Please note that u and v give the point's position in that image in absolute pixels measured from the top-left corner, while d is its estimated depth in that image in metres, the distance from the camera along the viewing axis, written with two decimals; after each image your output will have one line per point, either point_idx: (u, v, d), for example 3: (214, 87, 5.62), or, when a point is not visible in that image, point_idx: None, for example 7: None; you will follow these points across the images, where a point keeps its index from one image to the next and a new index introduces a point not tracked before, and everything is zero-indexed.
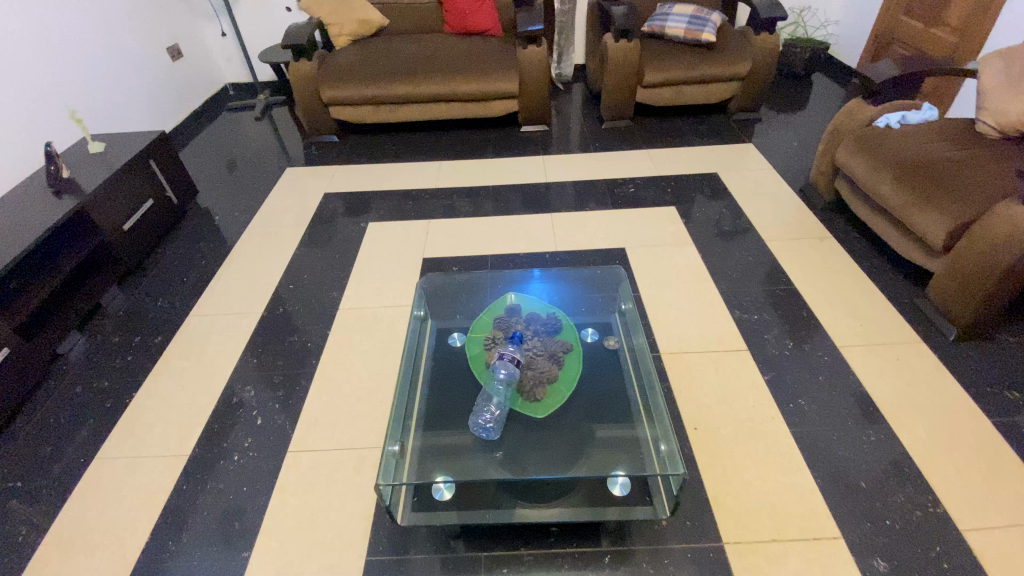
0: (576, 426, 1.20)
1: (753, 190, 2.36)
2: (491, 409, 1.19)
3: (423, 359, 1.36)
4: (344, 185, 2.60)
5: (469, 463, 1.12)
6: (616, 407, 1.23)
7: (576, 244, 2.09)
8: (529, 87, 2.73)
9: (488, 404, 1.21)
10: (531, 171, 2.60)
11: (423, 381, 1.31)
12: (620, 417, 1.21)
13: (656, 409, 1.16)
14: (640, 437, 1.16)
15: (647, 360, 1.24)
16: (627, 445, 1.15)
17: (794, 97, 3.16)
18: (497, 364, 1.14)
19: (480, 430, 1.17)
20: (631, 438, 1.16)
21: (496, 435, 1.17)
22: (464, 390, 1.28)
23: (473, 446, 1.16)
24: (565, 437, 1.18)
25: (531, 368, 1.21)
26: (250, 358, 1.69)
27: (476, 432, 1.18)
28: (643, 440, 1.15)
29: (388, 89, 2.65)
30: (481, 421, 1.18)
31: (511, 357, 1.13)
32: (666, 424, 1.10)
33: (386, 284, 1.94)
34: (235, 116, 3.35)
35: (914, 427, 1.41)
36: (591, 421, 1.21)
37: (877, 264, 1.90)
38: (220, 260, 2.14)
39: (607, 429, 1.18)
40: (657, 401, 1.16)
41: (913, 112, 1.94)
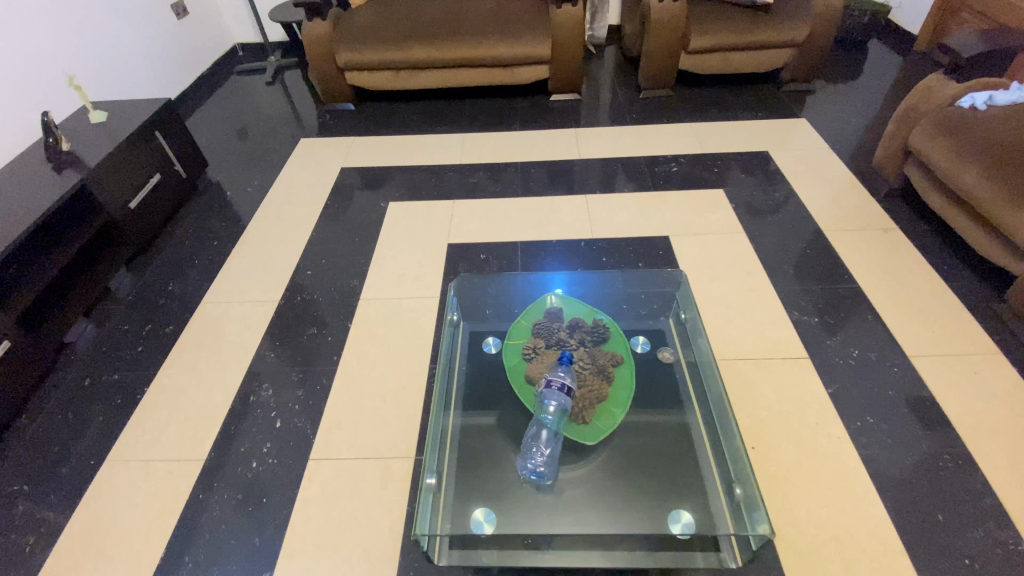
0: (629, 458, 1.10)
1: (808, 172, 2.16)
2: (541, 449, 1.06)
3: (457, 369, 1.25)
4: (361, 158, 2.43)
5: (517, 507, 1.03)
6: (675, 433, 1.12)
7: (614, 231, 1.93)
8: (562, 53, 2.51)
9: (536, 443, 1.07)
10: (563, 145, 2.40)
11: (457, 394, 1.21)
12: (680, 448, 1.11)
13: (726, 445, 1.06)
14: (704, 474, 1.07)
15: (715, 384, 1.13)
16: (689, 485, 1.05)
17: (848, 66, 2.88)
18: (546, 393, 1.01)
19: (530, 474, 1.06)
20: (694, 476, 1.06)
21: (549, 479, 1.06)
22: (505, 411, 1.16)
23: (519, 485, 1.06)
24: (619, 472, 1.07)
25: (581, 389, 1.08)
26: (268, 351, 1.58)
27: (527, 480, 1.06)
28: (707, 475, 1.07)
29: (407, 53, 2.44)
30: (530, 464, 1.06)
31: (561, 387, 1.00)
32: (743, 466, 0.99)
33: (409, 272, 1.80)
34: (246, 80, 3.16)
35: (995, 452, 1.26)
36: (647, 454, 1.10)
37: (949, 262, 1.73)
38: (233, 240, 2.01)
39: (666, 464, 1.09)
40: (729, 436, 1.05)
41: (1000, 92, 1.68)
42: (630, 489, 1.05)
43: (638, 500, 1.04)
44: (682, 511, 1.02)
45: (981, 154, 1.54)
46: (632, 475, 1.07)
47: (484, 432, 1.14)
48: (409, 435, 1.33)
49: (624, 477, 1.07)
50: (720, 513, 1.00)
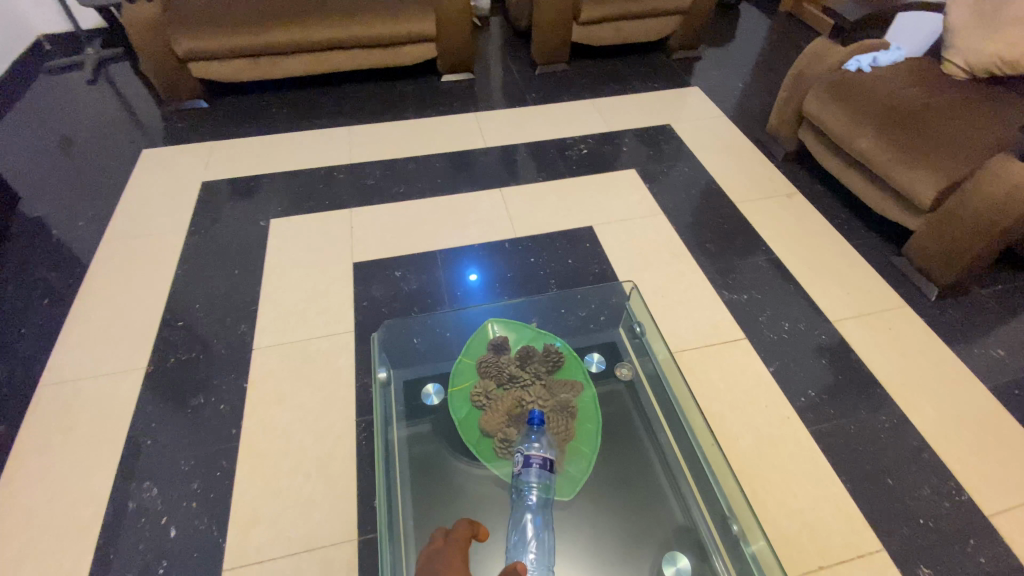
0: (609, 499, 1.04)
1: (710, 143, 2.17)
2: (532, 547, 0.94)
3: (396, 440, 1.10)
4: (228, 168, 2.03)
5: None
6: (648, 463, 1.10)
7: (536, 227, 1.80)
8: (449, 28, 2.26)
9: (525, 535, 0.95)
10: (464, 132, 2.20)
11: (403, 475, 1.06)
12: (657, 481, 1.08)
13: (708, 473, 1.03)
14: (689, 503, 1.04)
15: (688, 405, 1.08)
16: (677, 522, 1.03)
17: (726, 29, 2.96)
18: (525, 472, 0.90)
19: None
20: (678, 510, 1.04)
21: None
22: (463, 481, 1.06)
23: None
24: (601, 518, 1.02)
25: (553, 436, 1.01)
26: (143, 439, 1.26)
27: None
28: (694, 505, 1.04)
29: (265, 36, 2.05)
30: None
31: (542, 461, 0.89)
32: (733, 497, 0.96)
33: (311, 306, 1.53)
34: (57, 80, 2.54)
35: (921, 404, 1.35)
36: (628, 493, 1.05)
37: (848, 221, 1.83)
38: (70, 295, 1.59)
39: (651, 503, 1.05)
40: (712, 462, 1.02)
41: (883, 53, 1.78)
42: (621, 540, 1.00)
43: (634, 554, 0.99)
44: (678, 554, 0.98)
45: (874, 118, 1.60)
46: (619, 520, 1.02)
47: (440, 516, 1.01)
48: (347, 513, 1.13)
49: (614, 528, 1.01)
50: (716, 547, 0.98)
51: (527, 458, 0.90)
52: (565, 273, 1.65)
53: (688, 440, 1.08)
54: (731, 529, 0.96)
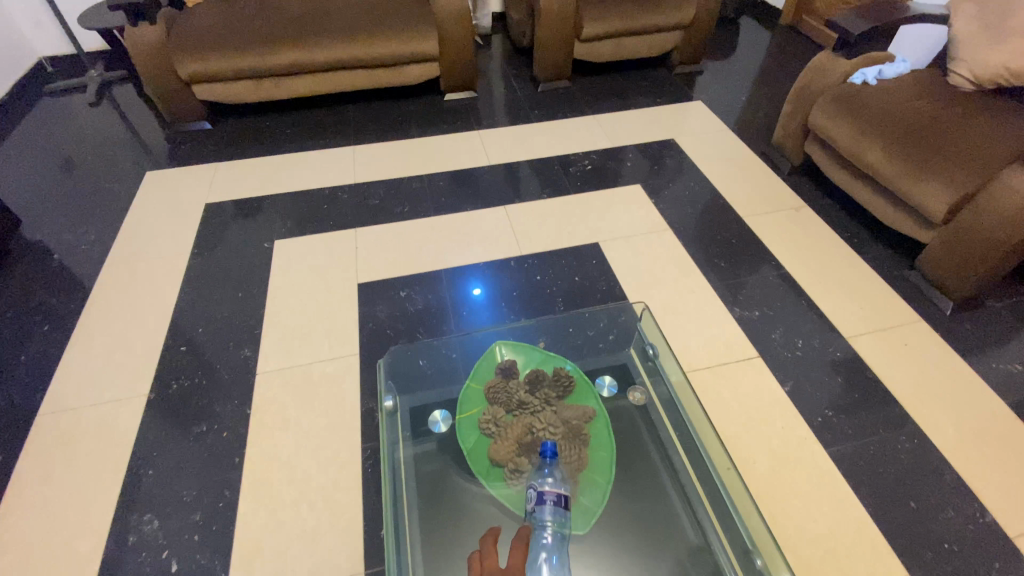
0: (621, 528, 1.03)
1: (715, 157, 2.16)
2: None
3: (403, 472, 1.08)
4: (231, 189, 2.03)
5: None
6: (663, 490, 1.08)
7: (541, 244, 1.78)
8: (451, 47, 2.27)
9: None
10: (467, 150, 2.19)
11: (412, 504, 1.06)
12: (673, 510, 1.06)
13: (728, 502, 1.00)
14: (707, 533, 1.02)
15: (706, 430, 1.06)
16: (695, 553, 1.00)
17: (727, 44, 2.97)
18: (540, 510, 0.87)
19: None
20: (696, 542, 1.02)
21: None
22: (473, 510, 1.05)
23: None
24: (614, 549, 1.01)
25: (565, 464, 0.99)
26: (144, 468, 1.24)
27: None
28: (713, 535, 1.01)
29: (268, 58, 2.06)
30: None
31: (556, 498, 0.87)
32: (754, 529, 0.93)
33: (315, 328, 1.51)
34: (61, 103, 2.56)
35: (941, 422, 1.31)
36: (643, 523, 1.04)
37: (858, 235, 1.80)
38: (71, 320, 1.58)
39: (667, 534, 1.03)
40: (731, 491, 0.99)
41: (888, 66, 1.78)
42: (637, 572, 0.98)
43: None
44: None
45: (882, 132, 1.59)
46: (633, 551, 1.01)
47: (452, 554, 0.99)
48: (353, 545, 1.10)
49: (629, 559, 1.00)
50: None
51: (541, 495, 0.87)
52: (572, 291, 1.63)
53: (705, 467, 1.06)
54: (753, 563, 0.93)
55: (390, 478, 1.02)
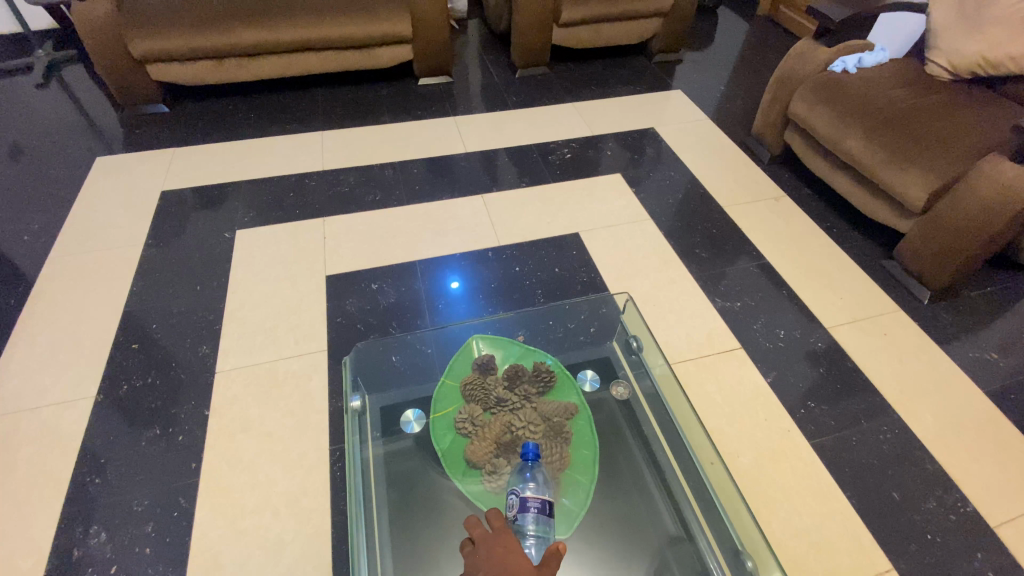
0: (607, 529, 0.98)
1: (694, 146, 2.13)
2: None
3: (373, 477, 1.01)
4: (190, 175, 1.90)
5: None
6: (648, 489, 1.04)
7: (519, 234, 1.72)
8: (425, 29, 2.17)
9: None
10: (442, 137, 2.11)
11: (383, 508, 0.99)
12: (658, 510, 1.02)
13: (716, 500, 0.96)
14: (694, 535, 0.98)
15: (693, 425, 1.03)
16: (682, 555, 0.96)
17: (706, 33, 2.94)
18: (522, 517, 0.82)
19: None
20: (684, 543, 0.98)
21: None
22: (450, 514, 0.99)
23: None
24: (597, 551, 0.96)
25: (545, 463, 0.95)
26: (91, 477, 1.14)
27: None
28: (700, 534, 0.98)
29: (227, 36, 1.94)
30: None
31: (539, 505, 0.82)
32: (744, 525, 0.90)
33: (279, 323, 1.42)
34: (5, 84, 2.38)
35: (921, 411, 1.30)
36: (627, 523, 1.00)
37: (837, 224, 1.80)
38: (11, 316, 1.45)
39: (653, 536, 0.99)
40: (719, 487, 0.96)
41: (867, 54, 1.77)
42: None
43: None
44: None
45: (863, 120, 1.57)
46: (619, 553, 0.96)
47: (423, 562, 0.93)
48: (320, 555, 1.03)
49: (613, 563, 0.95)
50: None
51: (523, 503, 0.83)
52: (552, 283, 1.58)
53: (692, 463, 1.03)
54: (743, 563, 0.89)
55: (357, 482, 0.95)
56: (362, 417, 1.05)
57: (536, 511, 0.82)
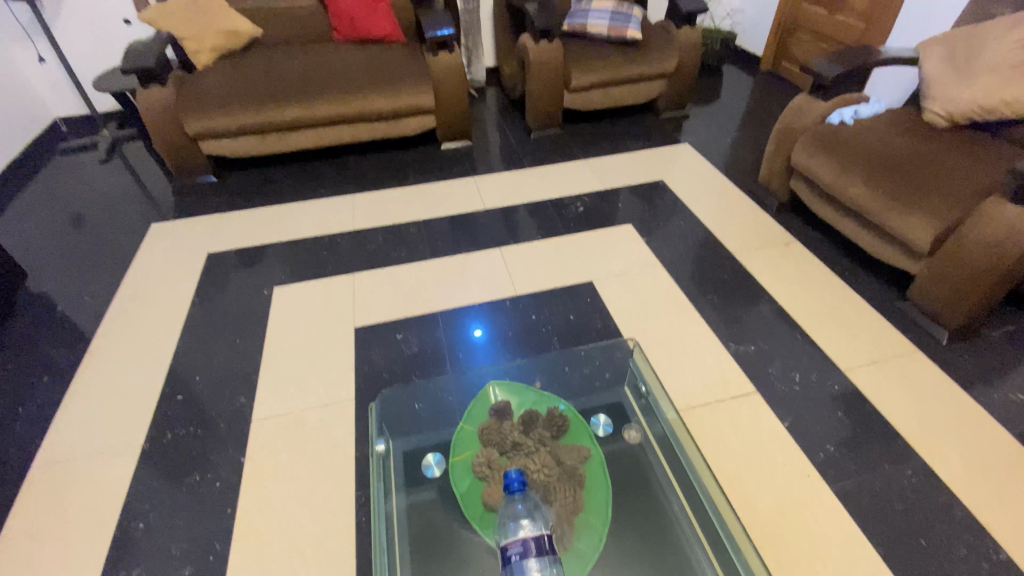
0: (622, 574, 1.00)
1: (703, 196, 2.22)
2: None
3: (395, 526, 1.05)
4: (233, 238, 2.08)
5: None
6: (662, 534, 1.06)
7: (536, 284, 1.81)
8: (447, 100, 2.37)
9: None
10: (463, 196, 2.26)
11: (404, 550, 1.03)
12: (672, 556, 1.03)
13: (730, 545, 0.97)
14: None
15: (703, 470, 1.05)
16: None
17: (711, 89, 3.10)
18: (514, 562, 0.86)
19: None
20: None
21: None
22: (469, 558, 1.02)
23: None
24: None
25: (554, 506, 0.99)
26: (135, 522, 1.22)
27: None
28: None
29: (270, 114, 2.15)
30: None
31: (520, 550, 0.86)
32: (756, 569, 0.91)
33: (311, 373, 1.52)
34: (73, 161, 2.67)
35: (946, 454, 1.28)
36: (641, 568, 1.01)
37: (849, 267, 1.83)
38: (71, 370, 1.59)
39: None
40: (731, 531, 0.97)
41: (864, 106, 1.86)
42: None
43: None
44: None
45: (863, 168, 1.64)
46: None
47: None
48: None
49: None
50: None
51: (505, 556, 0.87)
52: (567, 330, 1.64)
53: (705, 508, 1.04)
54: None
55: (381, 525, 1.00)
56: (386, 461, 1.12)
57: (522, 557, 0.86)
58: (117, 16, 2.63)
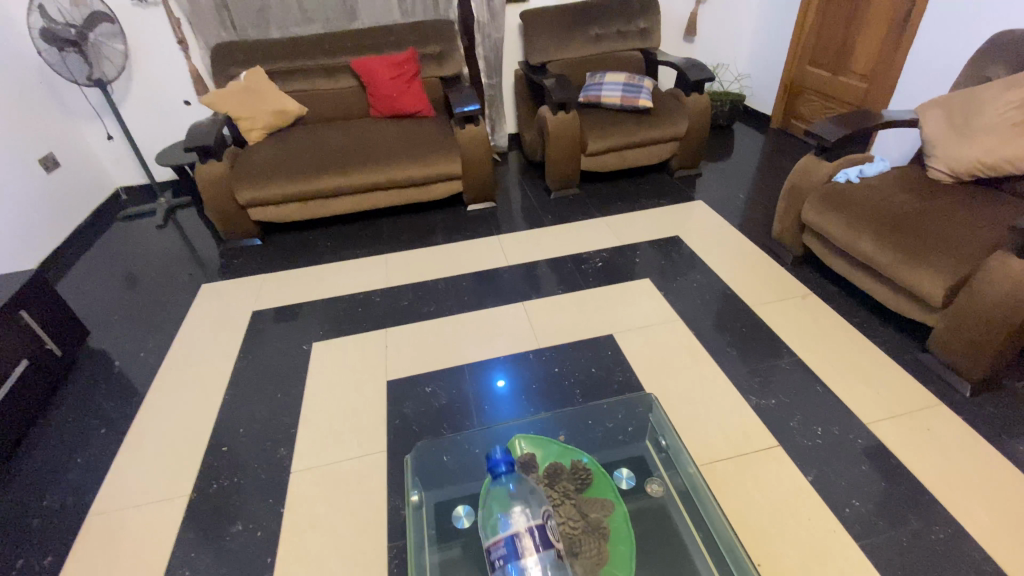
0: None
1: (719, 250, 2.30)
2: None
3: None
4: (275, 297, 2.23)
5: None
6: None
7: (558, 338, 1.89)
8: (473, 166, 2.55)
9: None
10: (488, 254, 2.39)
11: None
12: None
13: None
14: None
15: (724, 525, 1.07)
16: None
17: (723, 147, 3.24)
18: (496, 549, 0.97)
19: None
20: None
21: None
22: None
23: None
24: None
25: (579, 557, 1.04)
26: (180, 570, 1.29)
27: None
28: None
29: (312, 184, 2.36)
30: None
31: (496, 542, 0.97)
32: None
33: (346, 426, 1.60)
34: (133, 227, 2.93)
35: (975, 510, 1.27)
36: None
37: (866, 320, 1.86)
38: (126, 423, 1.72)
39: None
40: None
41: (867, 165, 1.96)
42: None
43: None
44: None
45: (871, 224, 1.71)
46: None
47: None
48: None
49: None
50: None
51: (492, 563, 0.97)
52: (589, 383, 1.70)
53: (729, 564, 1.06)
54: None
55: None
56: (418, 513, 1.18)
57: (508, 559, 0.95)
58: (179, 99, 2.95)
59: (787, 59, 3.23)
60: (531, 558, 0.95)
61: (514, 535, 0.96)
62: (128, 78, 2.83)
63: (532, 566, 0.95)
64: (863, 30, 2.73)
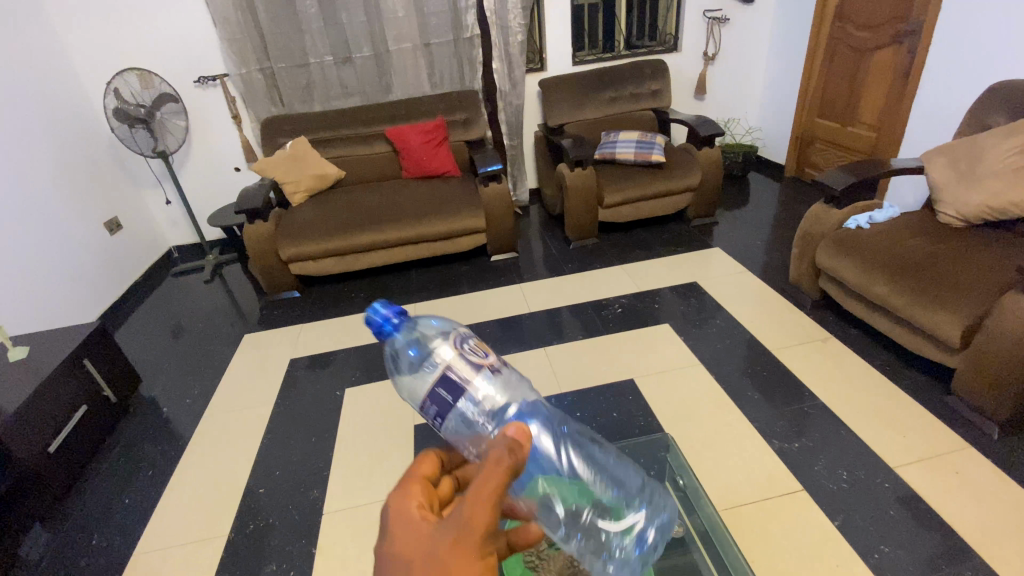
0: None
1: (737, 296, 2.35)
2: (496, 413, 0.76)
3: None
4: (311, 346, 2.37)
5: None
6: None
7: (579, 382, 1.94)
8: (496, 220, 2.71)
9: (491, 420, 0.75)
10: (511, 302, 2.49)
11: None
12: None
13: None
14: None
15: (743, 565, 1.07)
16: None
17: (739, 196, 3.34)
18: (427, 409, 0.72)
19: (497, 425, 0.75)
20: None
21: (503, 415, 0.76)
22: None
23: None
24: None
25: None
26: None
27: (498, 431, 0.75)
28: None
29: (348, 241, 2.55)
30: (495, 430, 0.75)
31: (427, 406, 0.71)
32: None
33: (376, 468, 1.67)
34: (183, 282, 3.16)
35: (1010, 557, 1.24)
36: None
37: (889, 363, 1.86)
38: (171, 466, 1.83)
39: None
40: None
41: (877, 212, 2.02)
42: None
43: None
44: None
45: (883, 268, 1.75)
46: None
47: None
48: None
49: None
50: None
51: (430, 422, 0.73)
52: (611, 427, 1.74)
53: None
54: None
55: None
56: None
57: (447, 410, 0.71)
58: (230, 166, 3.25)
59: (796, 112, 3.36)
60: (471, 393, 0.71)
61: (441, 378, 0.71)
62: (187, 149, 3.16)
63: (478, 395, 0.72)
64: (868, 84, 2.85)
